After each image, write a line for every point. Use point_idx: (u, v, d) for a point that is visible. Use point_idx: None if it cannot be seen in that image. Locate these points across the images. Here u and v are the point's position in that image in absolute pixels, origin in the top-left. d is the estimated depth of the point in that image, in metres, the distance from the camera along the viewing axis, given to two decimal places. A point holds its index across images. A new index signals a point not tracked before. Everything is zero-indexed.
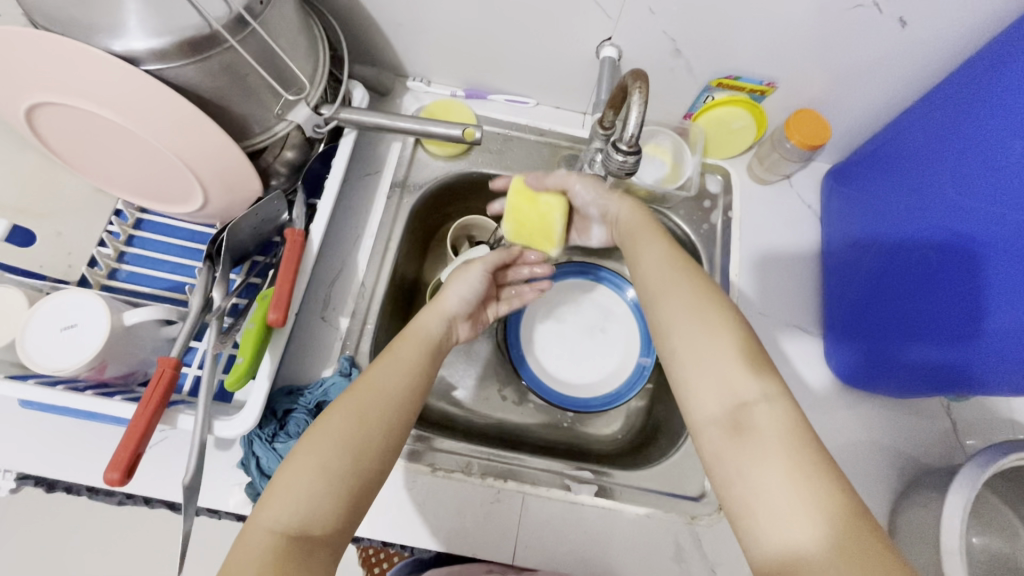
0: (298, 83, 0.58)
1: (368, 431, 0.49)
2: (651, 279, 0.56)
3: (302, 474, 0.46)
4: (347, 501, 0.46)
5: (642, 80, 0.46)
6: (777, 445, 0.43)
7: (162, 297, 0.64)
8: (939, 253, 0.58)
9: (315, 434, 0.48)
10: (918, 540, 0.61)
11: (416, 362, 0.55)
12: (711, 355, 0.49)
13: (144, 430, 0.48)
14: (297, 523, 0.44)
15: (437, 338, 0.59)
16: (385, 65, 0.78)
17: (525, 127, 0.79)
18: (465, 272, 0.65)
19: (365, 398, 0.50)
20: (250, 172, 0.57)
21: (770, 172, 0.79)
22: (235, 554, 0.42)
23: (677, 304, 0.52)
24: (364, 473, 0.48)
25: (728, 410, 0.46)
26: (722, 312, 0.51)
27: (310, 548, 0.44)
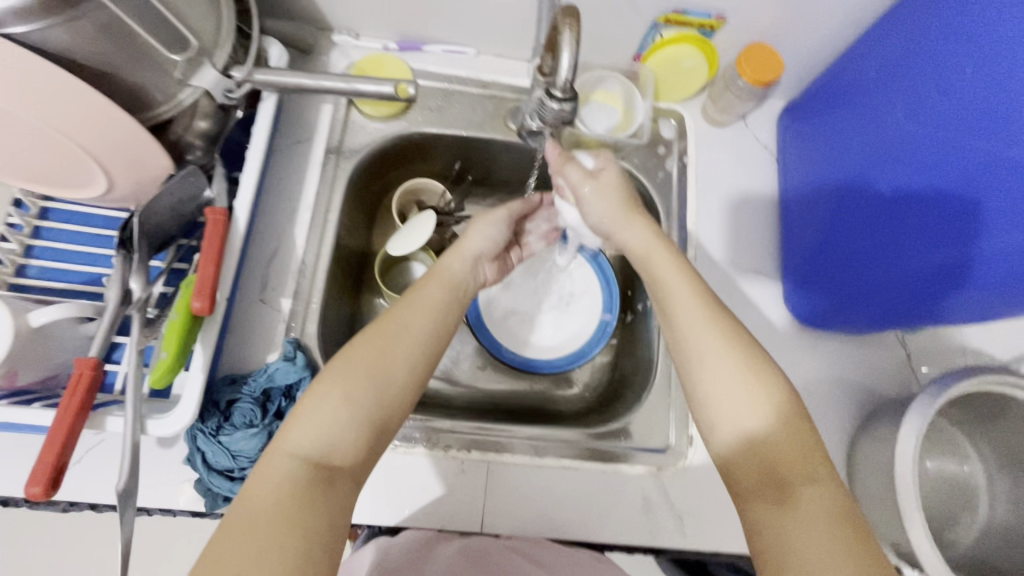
0: (190, 45, 0.51)
1: (389, 364, 0.51)
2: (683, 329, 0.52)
3: (329, 401, 0.48)
4: (369, 430, 0.48)
5: (573, 17, 0.41)
6: (820, 522, 0.42)
7: (80, 292, 0.58)
8: (892, 188, 0.57)
9: (339, 364, 0.50)
10: (875, 472, 0.62)
11: (434, 300, 0.58)
12: (754, 420, 0.47)
13: (66, 438, 0.45)
14: (320, 451, 0.46)
15: (459, 277, 0.62)
16: (305, 18, 0.70)
17: (466, 80, 0.73)
18: (491, 216, 0.67)
19: (388, 335, 0.52)
20: (156, 149, 0.52)
21: (724, 113, 0.75)
22: (258, 477, 0.44)
23: (723, 371, 0.49)
24: (388, 403, 0.50)
25: (769, 479, 0.45)
26: (766, 374, 0.48)
27: (330, 477, 0.46)
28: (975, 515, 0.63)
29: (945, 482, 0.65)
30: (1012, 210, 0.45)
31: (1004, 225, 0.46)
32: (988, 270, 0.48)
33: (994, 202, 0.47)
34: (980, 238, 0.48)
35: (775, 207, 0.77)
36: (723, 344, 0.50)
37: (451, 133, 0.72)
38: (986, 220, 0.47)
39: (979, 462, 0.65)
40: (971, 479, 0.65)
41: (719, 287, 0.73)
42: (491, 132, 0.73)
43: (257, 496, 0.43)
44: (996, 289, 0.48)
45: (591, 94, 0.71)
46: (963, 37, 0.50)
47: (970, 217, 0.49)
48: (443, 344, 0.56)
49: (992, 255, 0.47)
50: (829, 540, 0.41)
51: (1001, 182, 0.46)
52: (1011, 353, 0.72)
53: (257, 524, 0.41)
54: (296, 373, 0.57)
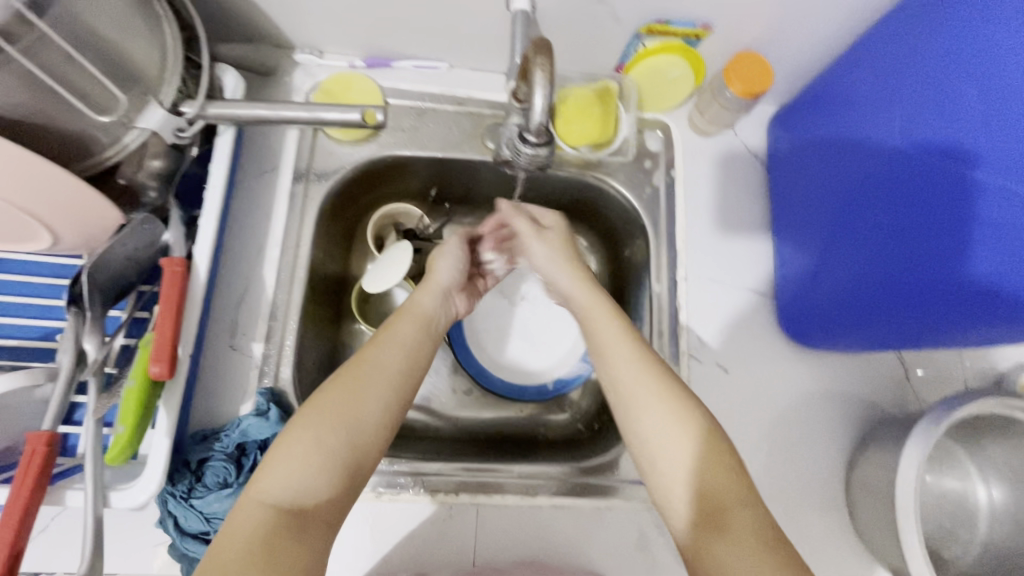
0: (119, 104, 0.46)
1: (361, 408, 0.48)
2: (620, 378, 0.51)
3: (299, 446, 0.45)
4: (343, 471, 0.45)
5: (544, 54, 0.38)
6: (754, 543, 0.42)
7: (34, 349, 0.54)
8: (888, 212, 0.54)
9: (309, 411, 0.47)
10: (873, 497, 0.61)
11: (407, 334, 0.54)
12: (683, 457, 0.46)
13: (20, 521, 0.42)
14: (294, 497, 0.43)
15: (430, 310, 0.58)
16: (263, 37, 0.66)
17: (439, 97, 0.69)
18: (447, 246, 0.64)
19: (363, 375, 0.49)
20: (100, 200, 0.47)
21: (712, 124, 0.72)
22: (228, 530, 0.41)
23: (648, 405, 0.49)
24: (363, 444, 0.47)
25: (704, 508, 0.44)
26: (678, 392, 0.49)
27: (302, 524, 0.43)
28: (974, 531, 0.62)
29: (945, 497, 0.64)
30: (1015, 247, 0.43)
31: (1008, 261, 0.43)
32: (986, 306, 0.45)
33: (1000, 236, 0.44)
34: (981, 273, 0.45)
35: (767, 217, 0.74)
36: (661, 397, 0.48)
37: (426, 155, 0.68)
38: (987, 254, 0.45)
39: (978, 476, 0.64)
40: (970, 494, 0.64)
41: (712, 305, 0.70)
42: (468, 152, 0.69)
43: (224, 551, 0.39)
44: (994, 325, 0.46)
45: (576, 90, 0.67)
46: (967, 56, 0.47)
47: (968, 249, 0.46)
48: (419, 378, 0.53)
49: (992, 290, 0.45)
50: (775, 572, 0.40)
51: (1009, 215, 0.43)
52: (1009, 359, 0.71)
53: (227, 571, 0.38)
54: (270, 429, 0.54)
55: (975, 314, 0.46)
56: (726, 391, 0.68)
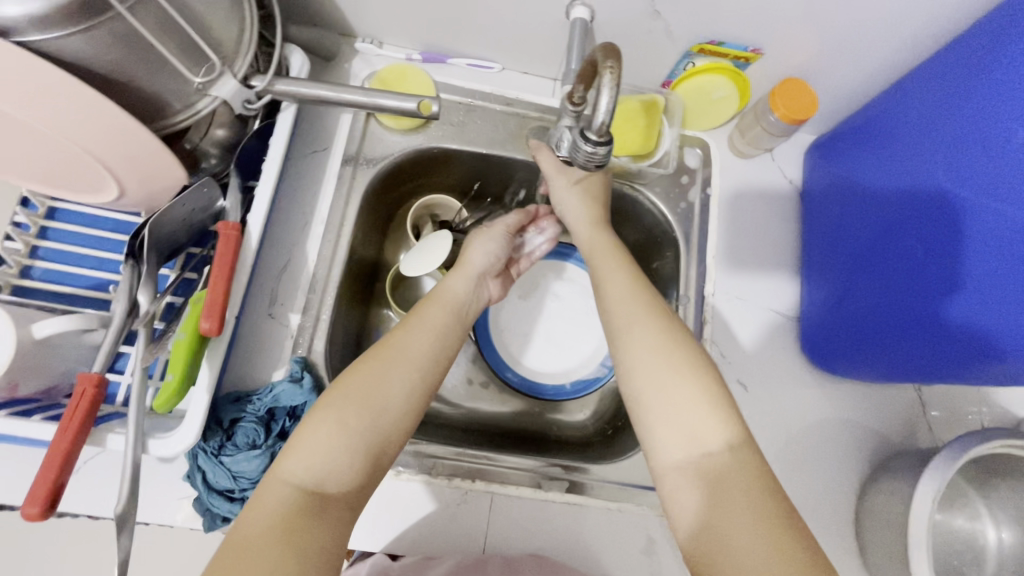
0: (209, 63, 0.49)
1: (387, 392, 0.48)
2: (625, 312, 0.54)
3: (324, 429, 0.45)
4: (367, 456, 0.46)
5: (614, 58, 0.39)
6: (739, 472, 0.44)
7: (85, 297, 0.57)
8: (923, 247, 0.55)
9: (336, 391, 0.47)
10: (883, 526, 0.61)
11: (439, 323, 0.55)
12: (673, 404, 0.48)
13: (66, 454, 0.44)
14: (316, 478, 0.44)
15: (462, 297, 0.59)
16: (329, 24, 0.68)
17: (490, 96, 0.71)
18: (491, 231, 0.66)
19: (391, 359, 0.50)
20: (171, 159, 0.50)
21: (751, 146, 0.73)
22: (253, 508, 0.41)
23: (637, 339, 0.52)
24: (387, 429, 0.47)
25: (692, 444, 0.46)
26: (673, 329, 0.52)
27: (324, 505, 0.43)
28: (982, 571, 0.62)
29: (955, 537, 0.64)
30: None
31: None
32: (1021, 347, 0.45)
33: None
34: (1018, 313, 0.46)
35: (796, 243, 0.75)
36: (655, 347, 0.51)
37: (471, 150, 0.70)
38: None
39: (989, 518, 0.64)
40: (981, 536, 0.64)
41: (737, 322, 0.71)
42: (511, 152, 0.71)
43: (250, 525, 0.40)
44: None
45: (627, 99, 0.67)
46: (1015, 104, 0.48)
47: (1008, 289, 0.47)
48: (447, 365, 0.53)
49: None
50: (760, 517, 0.42)
51: None
52: None
53: (254, 552, 0.39)
54: (302, 396, 0.56)
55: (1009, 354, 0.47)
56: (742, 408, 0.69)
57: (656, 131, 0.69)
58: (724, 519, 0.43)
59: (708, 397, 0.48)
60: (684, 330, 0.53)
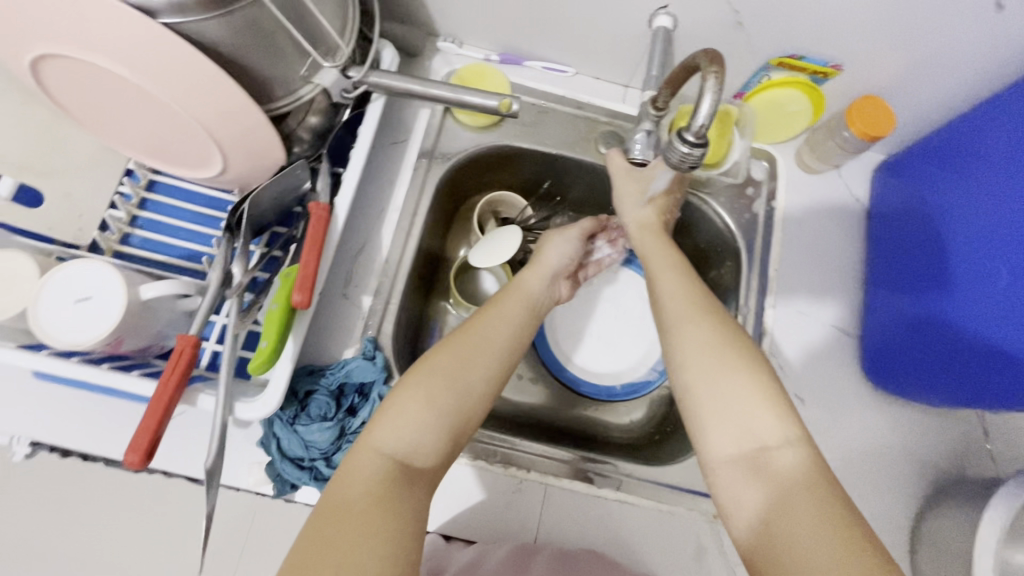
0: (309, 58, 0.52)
1: (467, 375, 0.50)
2: (676, 308, 0.55)
3: (412, 405, 0.47)
4: (449, 435, 0.48)
5: (718, 64, 0.41)
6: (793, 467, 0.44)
7: (176, 266, 0.60)
8: (1004, 269, 0.54)
9: (421, 370, 0.50)
10: (943, 553, 0.59)
11: (515, 313, 0.57)
12: (724, 398, 0.48)
13: (166, 409, 0.47)
14: (404, 451, 0.46)
15: (536, 293, 0.62)
16: (414, 22, 0.71)
17: (562, 99, 0.73)
18: (566, 234, 0.68)
19: (469, 344, 0.52)
20: (272, 140, 0.53)
21: (820, 161, 0.73)
22: (347, 473, 0.44)
23: (689, 336, 0.52)
24: (468, 410, 0.49)
25: (746, 440, 0.47)
26: (724, 325, 0.53)
27: (412, 476, 0.45)
28: None
29: None
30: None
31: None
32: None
33: None
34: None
35: (860, 262, 0.74)
36: (706, 342, 0.51)
37: (541, 150, 0.72)
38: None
39: None
40: None
41: (796, 337, 0.71)
42: (580, 154, 0.73)
43: (346, 489, 0.42)
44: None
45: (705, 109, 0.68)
46: None
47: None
48: (518, 354, 0.55)
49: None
50: (818, 511, 0.42)
51: None
52: None
53: (350, 517, 0.41)
54: (373, 373, 0.59)
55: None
56: None
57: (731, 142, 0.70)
58: (780, 514, 0.43)
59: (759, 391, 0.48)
60: (735, 325, 0.53)
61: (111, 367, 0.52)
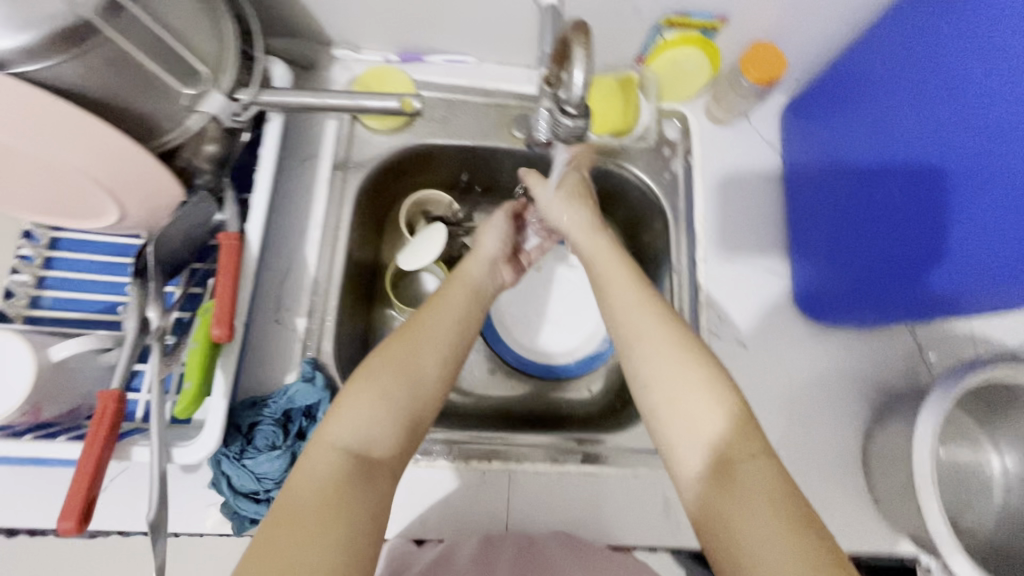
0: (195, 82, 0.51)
1: (418, 365, 0.50)
2: (633, 311, 0.54)
3: (364, 397, 0.47)
4: (406, 427, 0.48)
5: (585, 32, 0.42)
6: (759, 485, 0.43)
7: (94, 321, 0.58)
8: (907, 185, 0.56)
9: (372, 364, 0.49)
10: (890, 465, 0.62)
11: (461, 300, 0.58)
12: (687, 409, 0.48)
13: (94, 472, 0.45)
14: (360, 445, 0.45)
15: (480, 278, 0.62)
16: (305, 34, 0.70)
17: (469, 89, 0.73)
18: (491, 220, 0.68)
19: (418, 335, 0.52)
20: (166, 175, 0.51)
21: (728, 112, 0.75)
22: (302, 471, 0.43)
23: (651, 338, 0.52)
24: (422, 400, 0.49)
25: (711, 455, 0.46)
26: (683, 332, 0.52)
27: (370, 471, 0.45)
28: (990, 500, 0.64)
29: (961, 470, 0.66)
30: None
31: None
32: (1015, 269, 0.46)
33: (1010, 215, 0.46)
34: (1004, 237, 0.47)
35: (782, 203, 0.76)
36: (673, 357, 0.50)
37: (456, 143, 0.72)
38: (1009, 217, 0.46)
39: (991, 447, 0.66)
40: (984, 465, 0.66)
41: (733, 285, 0.73)
42: (495, 141, 0.73)
43: (299, 489, 0.42)
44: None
45: (603, 78, 0.71)
46: (973, 43, 0.49)
47: (993, 216, 0.48)
48: (470, 341, 0.56)
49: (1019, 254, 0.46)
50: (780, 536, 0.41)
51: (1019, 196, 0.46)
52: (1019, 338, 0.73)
53: (301, 519, 0.40)
54: (316, 394, 0.58)
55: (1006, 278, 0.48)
56: (744, 367, 0.70)
57: (634, 109, 0.73)
58: (744, 534, 0.42)
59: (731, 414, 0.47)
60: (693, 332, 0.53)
61: (32, 437, 0.50)
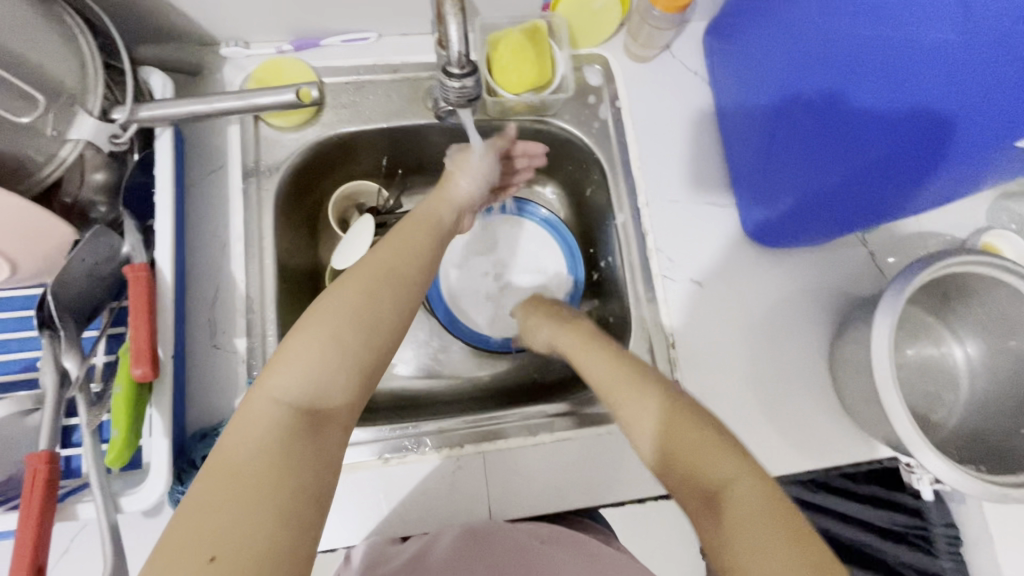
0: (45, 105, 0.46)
1: (378, 307, 0.45)
2: (604, 376, 0.53)
3: (314, 342, 0.42)
4: (362, 376, 0.43)
5: None
6: (752, 509, 0.38)
7: (15, 383, 0.54)
8: (819, 95, 0.55)
9: (321, 308, 0.44)
10: (855, 374, 0.63)
11: (419, 241, 0.53)
12: (668, 448, 0.44)
13: (34, 542, 0.43)
14: (308, 397, 0.41)
15: (438, 216, 0.58)
16: (185, 37, 0.65)
17: (375, 68, 0.69)
18: (476, 157, 0.66)
19: (376, 275, 0.47)
20: (50, 217, 0.47)
21: (647, 48, 0.72)
22: (236, 427, 0.38)
23: (619, 390, 0.50)
24: (379, 346, 0.45)
25: (701, 489, 0.41)
26: (652, 381, 0.50)
27: (318, 424, 0.40)
28: (958, 390, 0.65)
29: (926, 365, 0.67)
30: (954, 84, 0.43)
31: (955, 104, 0.43)
32: (958, 145, 0.45)
33: (935, 91, 0.44)
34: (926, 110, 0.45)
35: (718, 131, 0.74)
36: (648, 395, 0.48)
37: (373, 127, 0.68)
38: (926, 104, 0.45)
39: (953, 338, 0.67)
40: (948, 356, 0.67)
41: (682, 224, 0.71)
42: (412, 118, 0.69)
43: (236, 443, 0.37)
44: (966, 159, 0.46)
45: (507, 34, 0.66)
46: None
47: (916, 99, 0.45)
48: (425, 281, 0.52)
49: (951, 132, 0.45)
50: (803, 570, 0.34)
51: (938, 70, 0.43)
52: (968, 226, 0.73)
53: (239, 483, 0.35)
54: None
55: (953, 154, 0.46)
56: (704, 305, 0.70)
57: (552, 60, 0.67)
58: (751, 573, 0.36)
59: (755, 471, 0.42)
60: (664, 379, 0.50)
61: None
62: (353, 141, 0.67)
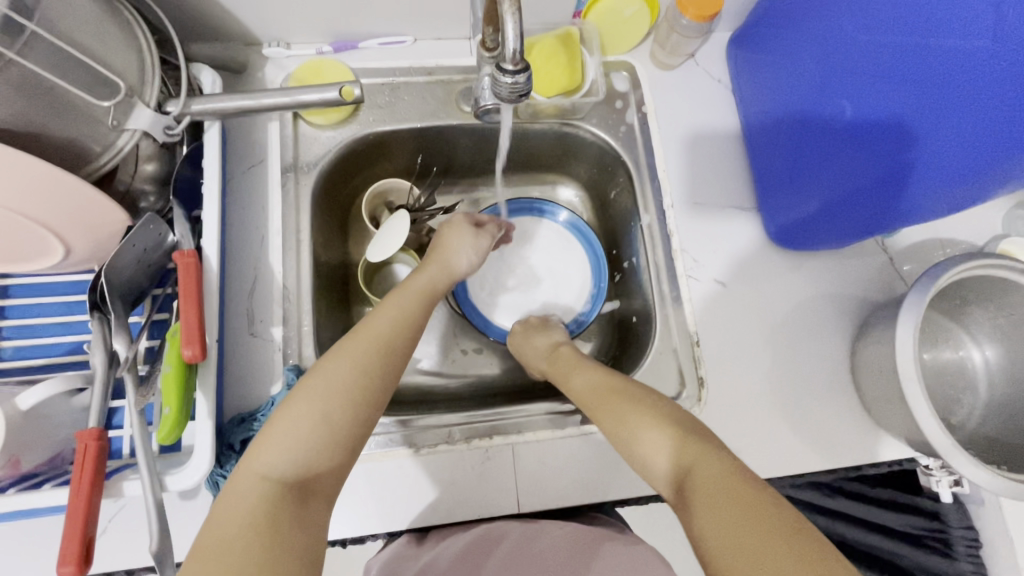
0: (108, 97, 0.48)
1: (365, 383, 0.49)
2: (599, 399, 0.57)
3: (302, 420, 0.46)
4: (347, 448, 0.47)
5: None
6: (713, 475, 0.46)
7: (62, 365, 0.56)
8: (848, 105, 0.56)
9: (311, 385, 0.48)
10: (875, 375, 0.64)
11: (405, 307, 0.57)
12: (651, 443, 0.51)
13: (86, 514, 0.44)
14: (296, 471, 0.45)
15: (425, 284, 0.62)
16: (231, 36, 0.67)
17: (410, 70, 0.71)
18: (479, 234, 0.69)
19: (362, 346, 0.51)
20: (106, 202, 0.49)
21: (673, 55, 0.74)
22: (227, 501, 0.42)
23: (609, 404, 0.56)
24: (362, 417, 0.48)
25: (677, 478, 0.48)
26: (636, 391, 0.56)
27: (304, 495, 0.44)
28: (976, 393, 0.66)
29: (944, 368, 0.68)
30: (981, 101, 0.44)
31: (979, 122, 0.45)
32: (968, 160, 0.47)
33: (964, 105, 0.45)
34: (953, 125, 0.46)
35: (739, 138, 0.76)
36: (634, 402, 0.55)
37: (406, 127, 0.70)
38: (955, 116, 0.46)
39: (971, 343, 0.67)
40: (966, 360, 0.68)
41: (705, 227, 0.73)
42: (445, 118, 0.71)
43: (225, 519, 0.41)
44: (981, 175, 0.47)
45: (542, 38, 0.68)
46: None
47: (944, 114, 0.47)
48: (412, 349, 0.55)
49: (965, 148, 0.46)
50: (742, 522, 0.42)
51: (969, 82, 0.44)
52: (984, 235, 0.75)
53: (226, 559, 0.38)
54: None
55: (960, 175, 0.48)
56: (725, 306, 0.71)
57: (582, 68, 0.70)
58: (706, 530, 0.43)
59: (726, 476, 0.45)
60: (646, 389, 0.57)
61: (16, 491, 0.48)
62: (387, 140, 0.69)
